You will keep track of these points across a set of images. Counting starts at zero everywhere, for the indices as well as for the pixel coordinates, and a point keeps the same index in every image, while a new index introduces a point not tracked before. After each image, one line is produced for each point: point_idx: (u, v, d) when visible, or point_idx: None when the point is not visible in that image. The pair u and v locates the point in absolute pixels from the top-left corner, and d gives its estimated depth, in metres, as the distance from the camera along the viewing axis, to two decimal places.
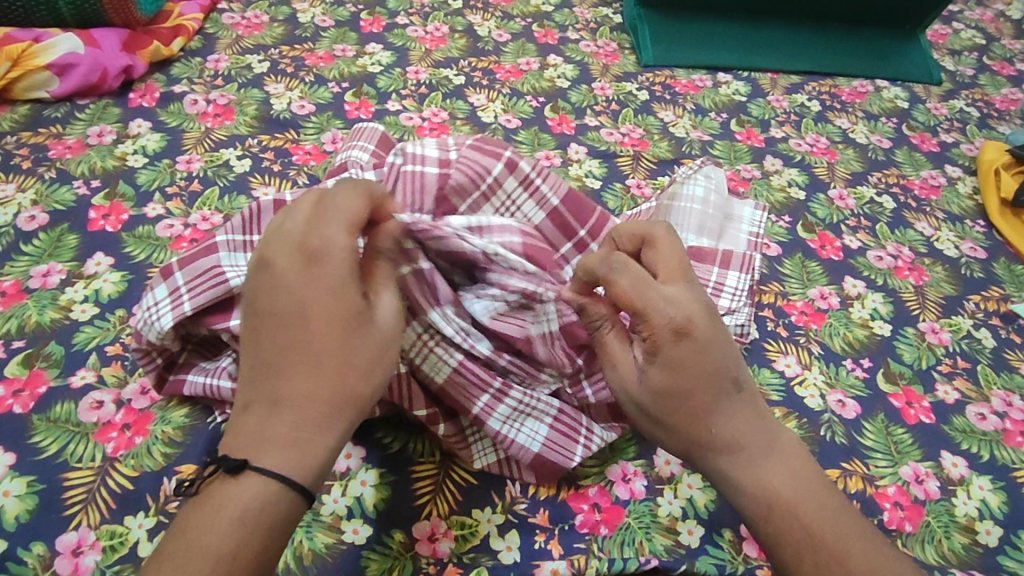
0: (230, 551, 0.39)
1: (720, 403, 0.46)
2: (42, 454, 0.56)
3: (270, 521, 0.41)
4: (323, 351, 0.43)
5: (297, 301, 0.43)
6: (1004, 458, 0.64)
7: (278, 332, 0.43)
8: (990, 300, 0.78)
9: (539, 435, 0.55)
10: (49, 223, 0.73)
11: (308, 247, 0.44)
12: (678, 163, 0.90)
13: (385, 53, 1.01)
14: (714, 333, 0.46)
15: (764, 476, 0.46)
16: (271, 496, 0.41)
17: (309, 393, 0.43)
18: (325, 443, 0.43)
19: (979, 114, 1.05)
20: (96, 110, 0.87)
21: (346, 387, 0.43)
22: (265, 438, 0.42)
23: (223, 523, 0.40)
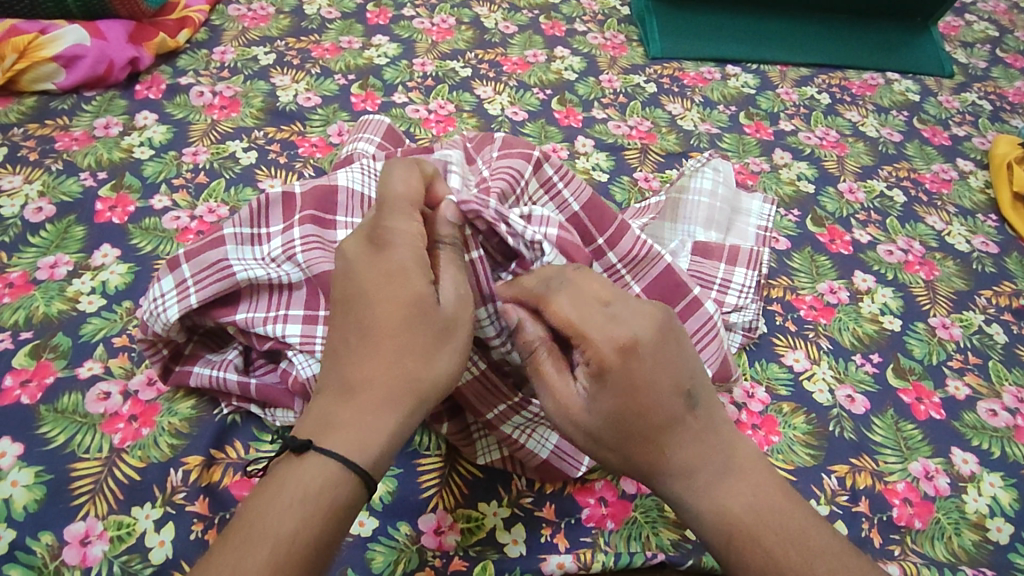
0: (290, 531, 0.39)
1: (668, 425, 0.46)
2: (49, 445, 0.56)
3: (332, 503, 0.40)
4: (388, 332, 0.45)
5: (367, 287, 0.46)
6: (1015, 455, 0.64)
7: (351, 316, 0.46)
8: (1002, 295, 0.78)
9: (549, 444, 0.54)
10: (56, 214, 0.73)
11: (383, 236, 0.47)
12: (686, 157, 0.89)
13: (391, 45, 1.01)
14: (653, 352, 0.46)
15: (721, 503, 0.45)
16: (332, 478, 0.41)
17: (376, 374, 0.44)
18: (386, 427, 0.43)
19: (991, 107, 1.04)
20: (102, 102, 0.86)
21: (411, 366, 0.44)
22: (333, 422, 0.43)
23: (286, 504, 0.40)
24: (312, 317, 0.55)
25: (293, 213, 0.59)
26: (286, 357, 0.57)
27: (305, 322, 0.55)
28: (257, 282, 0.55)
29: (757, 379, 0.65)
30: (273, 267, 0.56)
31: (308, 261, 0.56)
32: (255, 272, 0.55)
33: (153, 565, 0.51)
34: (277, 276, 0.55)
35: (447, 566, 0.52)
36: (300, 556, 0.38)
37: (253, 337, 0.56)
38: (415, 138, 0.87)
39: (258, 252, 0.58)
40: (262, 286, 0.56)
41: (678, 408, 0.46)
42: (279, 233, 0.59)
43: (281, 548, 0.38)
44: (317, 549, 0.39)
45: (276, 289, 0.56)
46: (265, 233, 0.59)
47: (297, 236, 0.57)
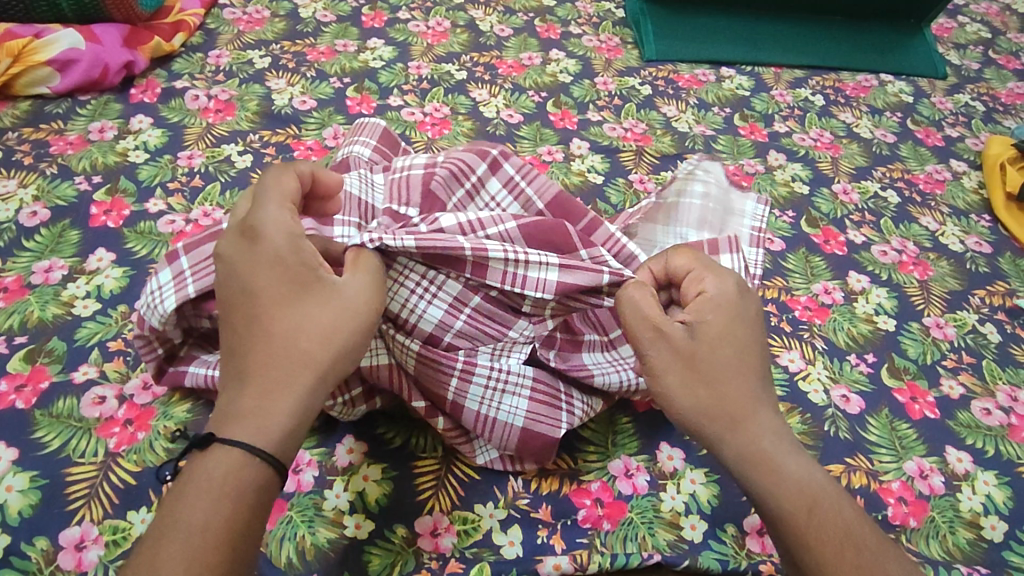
0: (201, 520, 0.39)
1: (760, 378, 0.48)
2: (44, 450, 0.55)
3: (238, 488, 0.41)
4: (273, 322, 0.44)
5: (254, 279, 0.45)
6: (1009, 453, 0.64)
7: (240, 308, 0.45)
8: (995, 295, 0.78)
9: (520, 410, 0.54)
10: (51, 218, 0.73)
11: (258, 226, 0.46)
12: (681, 158, 0.90)
13: (387, 49, 1.01)
14: (755, 313, 0.50)
15: (800, 467, 0.46)
16: (241, 464, 0.41)
17: (273, 365, 0.43)
18: (287, 413, 0.43)
19: (984, 108, 1.05)
20: (97, 106, 0.86)
21: (307, 351, 0.44)
22: (237, 411, 0.43)
23: (193, 495, 0.40)
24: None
25: None
26: None
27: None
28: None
29: None
30: None
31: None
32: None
33: None
34: None
35: (443, 568, 0.52)
36: (216, 544, 0.39)
37: None
38: (411, 142, 0.88)
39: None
40: None
41: (767, 373, 0.49)
42: None
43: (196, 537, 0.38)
44: (230, 540, 0.39)
45: None
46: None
47: None
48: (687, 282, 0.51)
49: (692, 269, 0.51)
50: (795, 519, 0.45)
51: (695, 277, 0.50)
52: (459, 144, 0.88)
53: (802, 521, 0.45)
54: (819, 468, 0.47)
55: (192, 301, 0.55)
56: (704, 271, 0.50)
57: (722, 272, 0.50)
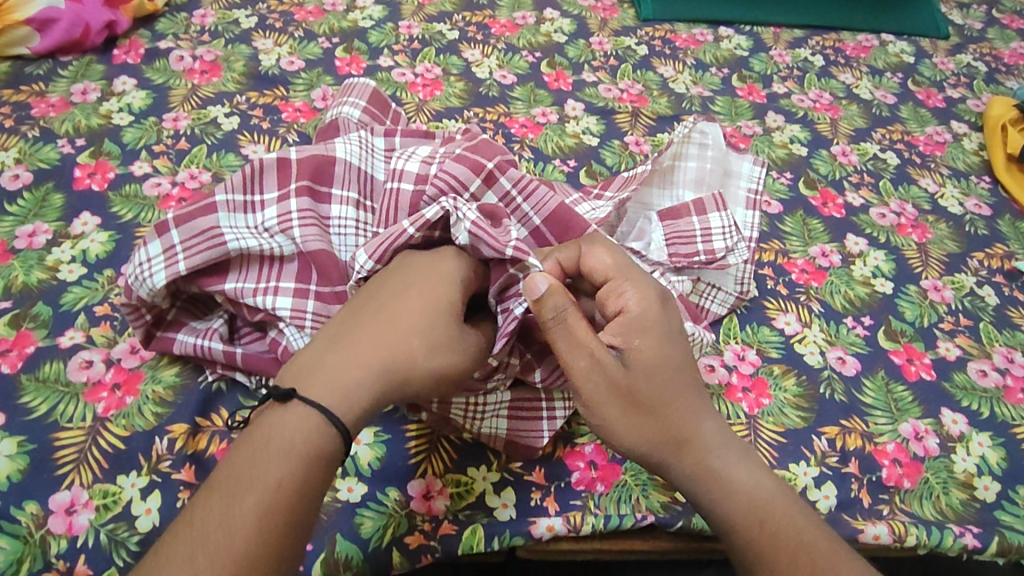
0: (278, 480, 0.39)
1: (693, 396, 0.49)
2: (31, 415, 0.55)
3: (313, 453, 0.41)
4: (407, 314, 0.46)
5: (398, 281, 0.48)
6: (1004, 415, 0.64)
7: (379, 297, 0.47)
8: (994, 257, 0.77)
9: (500, 430, 0.54)
10: (33, 182, 0.71)
11: (438, 257, 0.50)
12: (678, 120, 0.88)
13: (377, 8, 0.98)
14: (677, 325, 0.50)
15: (747, 476, 0.48)
16: (322, 428, 0.42)
17: (381, 345, 0.45)
18: (367, 395, 0.43)
19: (986, 69, 1.03)
20: (79, 67, 0.84)
21: (414, 347, 0.45)
22: (318, 373, 0.43)
23: (271, 456, 0.40)
24: (303, 291, 0.55)
25: (288, 181, 0.57)
26: (273, 329, 0.57)
27: (296, 295, 0.54)
28: (249, 253, 0.54)
29: (749, 343, 0.65)
30: (266, 238, 0.55)
31: (305, 237, 0.55)
32: (247, 242, 0.54)
33: (140, 533, 0.50)
34: (271, 248, 0.55)
35: (436, 531, 0.51)
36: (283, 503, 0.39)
37: (243, 307, 0.55)
38: (401, 103, 0.86)
39: (251, 221, 0.56)
40: (253, 256, 0.55)
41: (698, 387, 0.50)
42: (275, 202, 0.56)
43: (269, 492, 0.39)
44: (296, 504, 0.39)
45: (267, 261, 0.55)
46: (260, 203, 0.57)
47: (294, 208, 0.56)
48: (604, 295, 0.50)
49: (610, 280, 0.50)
50: (749, 533, 0.47)
51: (615, 291, 0.50)
52: (452, 105, 0.86)
53: (756, 534, 0.47)
54: (761, 471, 0.49)
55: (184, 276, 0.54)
56: (624, 286, 0.50)
57: (643, 283, 0.50)
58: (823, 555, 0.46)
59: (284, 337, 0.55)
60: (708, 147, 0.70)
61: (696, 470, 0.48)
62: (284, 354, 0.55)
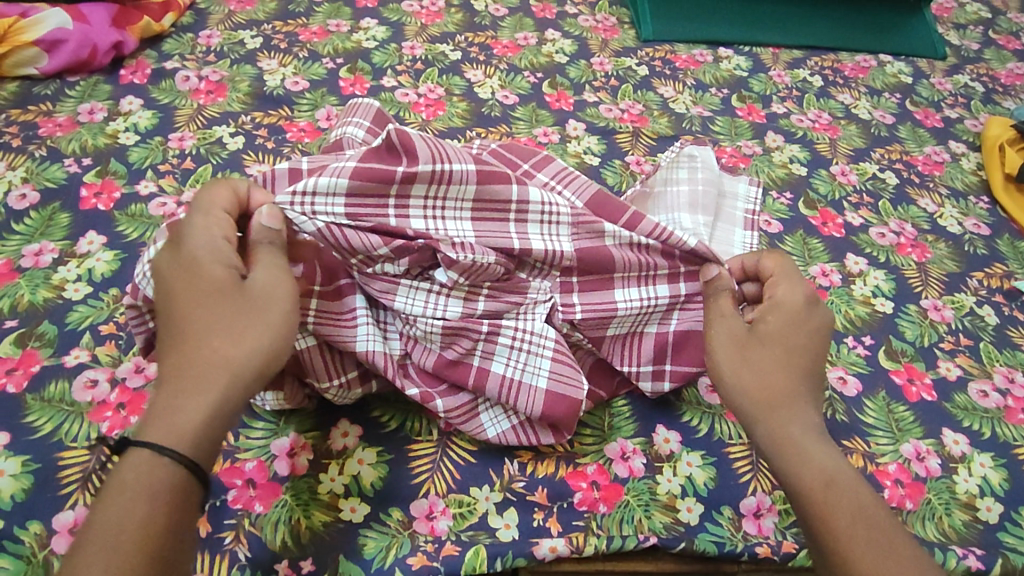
0: (115, 521, 0.38)
1: (809, 379, 0.49)
2: (35, 434, 0.55)
3: (150, 486, 0.39)
4: (194, 322, 0.44)
5: (172, 283, 0.45)
6: (1006, 435, 0.64)
7: (165, 321, 0.45)
8: (993, 277, 0.78)
9: (543, 371, 0.53)
10: (40, 201, 0.72)
11: (184, 237, 0.46)
12: (678, 140, 0.89)
13: (380, 29, 0.99)
14: (824, 333, 0.51)
15: (829, 457, 0.46)
16: (156, 462, 0.40)
17: (183, 361, 0.43)
18: (202, 405, 0.42)
19: (984, 89, 1.04)
20: (86, 87, 0.85)
21: (212, 347, 0.43)
22: (145, 420, 0.42)
23: (109, 502, 0.39)
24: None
25: None
26: None
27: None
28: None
29: None
30: None
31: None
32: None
33: None
34: None
35: (439, 551, 0.51)
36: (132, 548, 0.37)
37: None
38: (405, 123, 0.86)
39: None
40: None
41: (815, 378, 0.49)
42: None
43: (110, 539, 0.37)
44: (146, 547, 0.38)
45: None
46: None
47: None
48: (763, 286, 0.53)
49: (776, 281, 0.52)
50: (812, 495, 0.44)
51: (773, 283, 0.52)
52: (454, 125, 0.87)
53: (819, 497, 0.44)
54: (842, 461, 0.46)
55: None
56: (783, 283, 0.52)
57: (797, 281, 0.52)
58: (878, 538, 0.43)
59: None
60: (698, 169, 0.71)
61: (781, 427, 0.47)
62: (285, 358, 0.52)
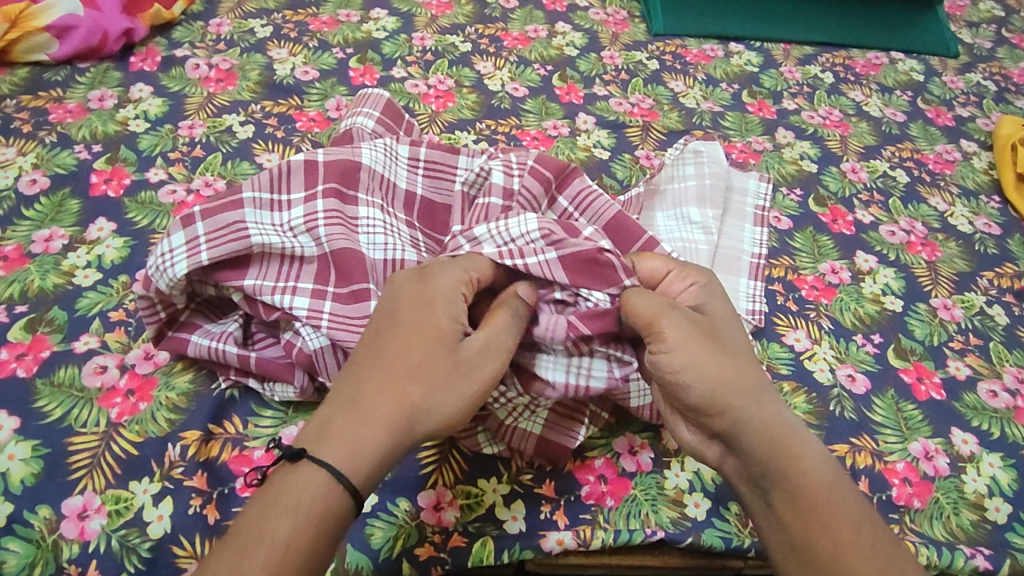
0: (283, 540, 0.40)
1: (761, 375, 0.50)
2: (46, 419, 0.55)
3: (320, 514, 0.42)
4: (405, 357, 0.46)
5: (401, 309, 0.48)
6: (1015, 435, 0.64)
7: (371, 345, 0.47)
8: (1004, 277, 0.77)
9: (538, 421, 0.54)
10: (51, 187, 0.72)
11: (433, 295, 0.48)
12: (688, 135, 0.88)
13: (390, 19, 0.99)
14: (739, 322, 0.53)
15: (815, 449, 0.47)
16: (328, 488, 0.42)
17: (382, 392, 0.45)
18: (380, 442, 0.44)
19: (996, 88, 1.03)
20: (96, 74, 0.85)
21: (414, 393, 0.45)
22: (325, 425, 0.45)
23: (274, 511, 0.41)
24: (320, 292, 0.55)
25: (315, 182, 0.58)
26: (288, 330, 0.56)
27: (312, 296, 0.55)
28: (271, 250, 0.55)
29: (758, 358, 0.65)
30: (289, 237, 0.56)
31: (329, 236, 0.56)
32: (270, 238, 0.55)
33: (152, 539, 0.50)
34: (293, 248, 0.55)
35: (446, 542, 0.52)
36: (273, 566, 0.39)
37: (259, 306, 0.56)
38: (414, 114, 0.86)
39: (277, 218, 0.57)
40: (274, 254, 0.56)
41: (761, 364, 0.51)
42: (301, 201, 0.57)
43: (278, 555, 0.40)
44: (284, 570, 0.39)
45: (288, 259, 0.56)
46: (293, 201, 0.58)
47: (320, 209, 0.57)
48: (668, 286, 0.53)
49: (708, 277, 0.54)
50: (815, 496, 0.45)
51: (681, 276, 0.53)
52: (464, 117, 0.86)
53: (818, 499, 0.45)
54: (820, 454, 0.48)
55: (205, 267, 0.55)
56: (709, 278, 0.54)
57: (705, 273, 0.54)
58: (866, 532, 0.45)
59: (300, 338, 0.54)
60: (704, 163, 0.71)
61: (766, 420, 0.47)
62: (296, 356, 0.54)
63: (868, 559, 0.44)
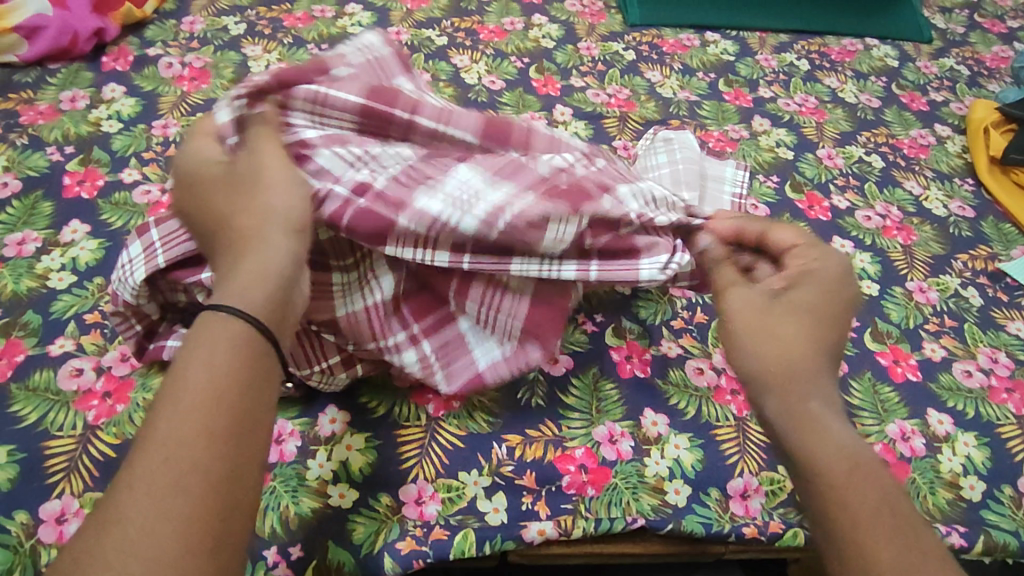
0: (205, 362, 0.36)
1: (822, 348, 0.45)
2: (21, 424, 0.55)
3: (227, 334, 0.37)
4: (233, 197, 0.43)
5: (192, 183, 0.45)
6: (989, 414, 0.65)
7: (209, 218, 0.44)
8: (978, 259, 0.78)
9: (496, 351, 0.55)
10: (22, 190, 0.71)
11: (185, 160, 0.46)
12: (665, 124, 0.89)
13: (365, 14, 0.98)
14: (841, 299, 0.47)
15: (846, 431, 0.41)
16: (233, 322, 0.38)
17: (230, 227, 0.42)
18: (263, 259, 0.40)
19: (969, 73, 1.04)
20: (68, 75, 0.84)
21: (247, 219, 0.42)
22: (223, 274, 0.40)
23: (195, 346, 0.37)
24: None
25: None
26: None
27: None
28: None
29: None
30: None
31: None
32: None
33: None
34: None
35: (428, 535, 0.52)
36: (212, 407, 0.35)
37: None
38: None
39: None
40: None
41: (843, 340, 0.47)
42: None
43: (203, 381, 0.35)
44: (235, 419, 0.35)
45: None
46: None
47: None
48: (788, 258, 0.50)
49: (801, 246, 0.50)
50: (836, 478, 0.39)
51: (797, 255, 0.49)
52: None
53: (841, 481, 0.39)
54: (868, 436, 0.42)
55: (163, 272, 0.53)
56: (815, 251, 0.49)
57: (828, 254, 0.49)
58: (908, 537, 0.37)
59: None
60: (676, 151, 0.72)
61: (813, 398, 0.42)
62: None
63: (885, 547, 0.37)
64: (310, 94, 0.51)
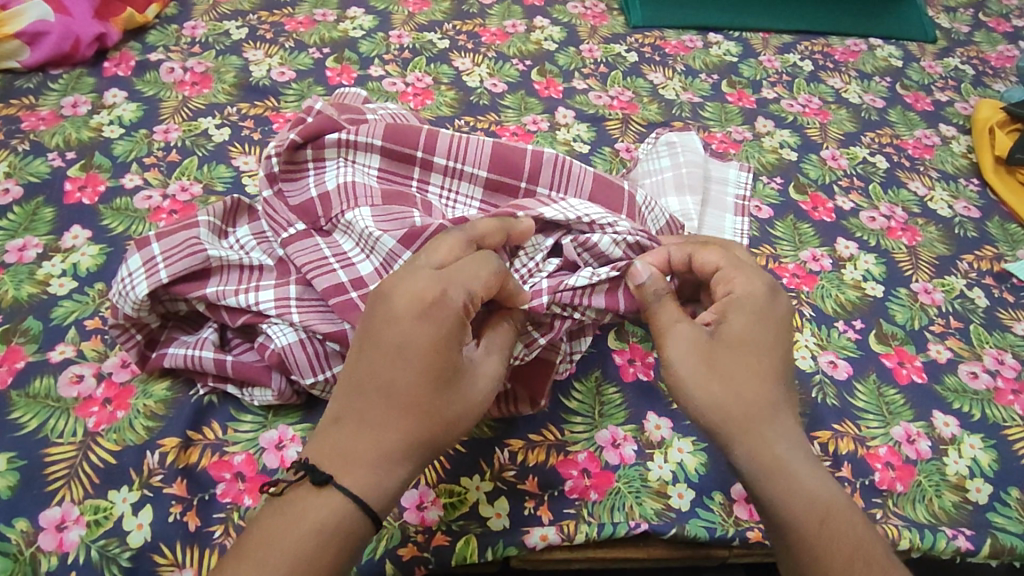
0: (310, 556, 0.41)
1: (783, 386, 0.48)
2: (21, 430, 0.55)
3: (341, 534, 0.42)
4: (419, 396, 0.44)
5: (401, 336, 0.45)
6: (996, 416, 0.64)
7: (384, 393, 0.44)
8: (983, 260, 0.78)
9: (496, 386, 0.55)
10: (24, 196, 0.71)
11: (432, 299, 0.45)
12: (667, 126, 0.88)
13: (367, 18, 0.98)
14: (783, 326, 0.50)
15: (815, 473, 0.46)
16: (350, 518, 0.42)
17: (400, 424, 0.44)
18: (402, 476, 0.44)
19: (974, 72, 1.03)
20: (69, 80, 0.84)
21: (432, 430, 0.45)
22: (347, 454, 0.43)
23: (304, 532, 0.41)
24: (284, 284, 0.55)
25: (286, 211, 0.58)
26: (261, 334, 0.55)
27: (277, 289, 0.55)
28: (229, 263, 0.55)
29: None
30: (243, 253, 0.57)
31: (295, 250, 0.56)
32: (227, 253, 0.55)
33: (132, 548, 0.50)
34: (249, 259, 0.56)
35: (429, 541, 0.52)
36: None
37: (224, 313, 0.55)
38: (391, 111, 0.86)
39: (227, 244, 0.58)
40: (232, 266, 0.56)
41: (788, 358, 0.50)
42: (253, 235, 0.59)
43: (302, 572, 0.40)
44: None
45: (246, 269, 0.56)
46: (285, 226, 0.58)
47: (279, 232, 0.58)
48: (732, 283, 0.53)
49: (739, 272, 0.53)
50: (806, 527, 0.45)
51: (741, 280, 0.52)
52: (442, 114, 0.86)
53: (812, 527, 0.44)
54: (831, 477, 0.47)
55: (165, 286, 0.54)
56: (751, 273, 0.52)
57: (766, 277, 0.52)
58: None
59: (270, 338, 0.54)
60: (678, 154, 0.71)
61: (764, 447, 0.46)
62: (270, 356, 0.53)
63: None
64: (336, 142, 0.59)
